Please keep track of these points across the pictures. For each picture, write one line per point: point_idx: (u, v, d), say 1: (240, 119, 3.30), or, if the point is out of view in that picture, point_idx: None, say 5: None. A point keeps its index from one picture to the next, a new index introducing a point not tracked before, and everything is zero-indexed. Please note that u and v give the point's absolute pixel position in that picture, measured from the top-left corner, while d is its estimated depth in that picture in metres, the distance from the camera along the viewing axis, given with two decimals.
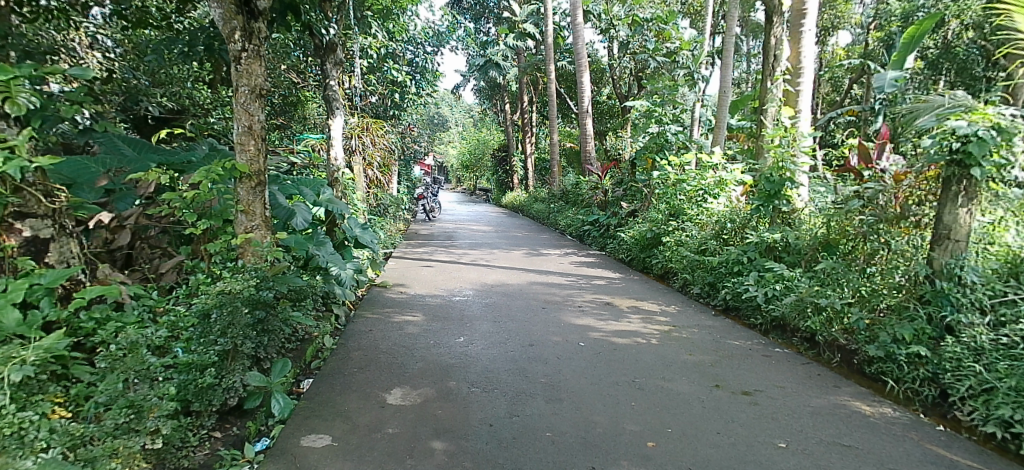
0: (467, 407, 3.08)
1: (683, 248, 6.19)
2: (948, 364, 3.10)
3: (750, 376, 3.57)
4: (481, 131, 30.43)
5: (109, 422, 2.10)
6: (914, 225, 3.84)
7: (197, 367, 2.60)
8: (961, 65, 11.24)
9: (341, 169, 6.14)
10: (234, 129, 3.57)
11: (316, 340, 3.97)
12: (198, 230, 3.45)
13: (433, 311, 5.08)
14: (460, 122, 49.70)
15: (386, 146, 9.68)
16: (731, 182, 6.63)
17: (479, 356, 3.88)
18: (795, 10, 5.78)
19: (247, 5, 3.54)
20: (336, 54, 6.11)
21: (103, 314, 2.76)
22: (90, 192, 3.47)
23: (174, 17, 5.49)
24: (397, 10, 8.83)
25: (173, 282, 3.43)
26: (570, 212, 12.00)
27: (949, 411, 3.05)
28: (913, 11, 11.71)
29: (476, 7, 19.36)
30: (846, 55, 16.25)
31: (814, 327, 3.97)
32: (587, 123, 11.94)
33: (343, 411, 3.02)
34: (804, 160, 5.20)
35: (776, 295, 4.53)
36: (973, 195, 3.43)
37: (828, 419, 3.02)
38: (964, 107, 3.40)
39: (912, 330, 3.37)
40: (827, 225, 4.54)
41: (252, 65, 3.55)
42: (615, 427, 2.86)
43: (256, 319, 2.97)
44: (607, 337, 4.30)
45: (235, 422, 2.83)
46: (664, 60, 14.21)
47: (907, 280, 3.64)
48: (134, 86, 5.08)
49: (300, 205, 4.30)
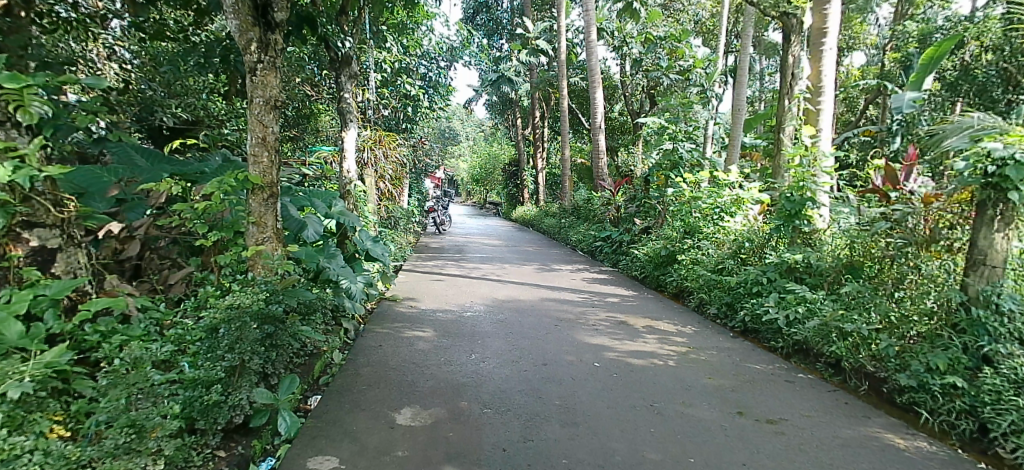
0: (481, 430, 2.96)
1: (700, 267, 6.04)
2: (986, 397, 2.95)
3: (775, 404, 3.42)
4: (493, 147, 30.65)
5: (109, 443, 2.01)
6: (945, 249, 3.71)
7: (203, 383, 2.52)
8: (980, 87, 10.77)
9: (354, 181, 6.07)
10: (247, 140, 3.52)
11: (324, 355, 3.88)
12: (209, 241, 3.35)
13: (443, 326, 4.99)
14: (471, 135, 49.76)
15: (399, 159, 9.67)
16: (748, 200, 6.42)
17: (491, 375, 3.77)
18: (816, 29, 5.67)
19: (264, 16, 3.53)
20: (350, 67, 6.04)
21: (109, 326, 2.66)
22: (101, 201, 3.43)
23: (192, 30, 5.56)
24: (412, 25, 8.85)
25: (181, 294, 3.32)
26: (582, 227, 11.91)
27: (989, 447, 2.90)
28: (931, 32, 11.79)
29: (489, 24, 19.58)
30: (861, 76, 16.08)
31: (839, 352, 3.82)
32: (599, 138, 11.84)
33: (351, 432, 2.91)
34: (826, 179, 5.06)
35: (798, 318, 4.39)
36: (1009, 220, 3.27)
37: (859, 452, 2.87)
38: (997, 129, 3.32)
39: (946, 359, 3.22)
40: (850, 246, 4.42)
41: (267, 77, 3.51)
42: (636, 455, 2.73)
43: (264, 333, 2.90)
44: (623, 358, 4.17)
45: (240, 440, 2.69)
46: (677, 78, 14.05)
47: (939, 306, 3.48)
48: (150, 96, 5.11)
49: (311, 217, 4.24)
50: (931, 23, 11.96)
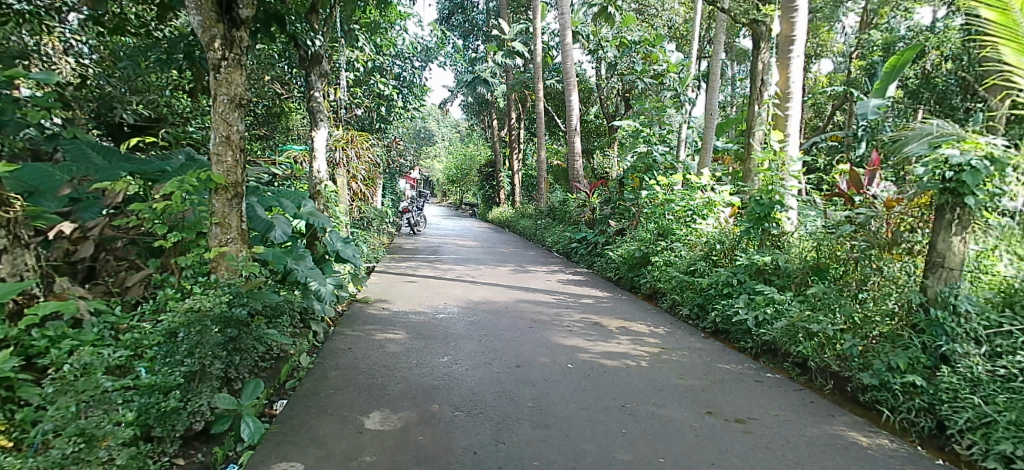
0: (451, 433, 2.93)
1: (672, 268, 6.11)
2: (944, 395, 3.04)
3: (744, 403, 3.46)
4: (469, 148, 30.57)
5: (55, 453, 1.92)
6: (906, 251, 3.79)
7: (160, 389, 2.43)
8: (941, 95, 11.27)
9: (325, 182, 5.96)
10: (211, 139, 3.42)
11: (292, 359, 3.80)
12: (169, 242, 3.24)
13: (416, 328, 4.94)
14: (448, 136, 49.63)
15: (372, 159, 9.55)
16: (719, 203, 6.52)
17: (464, 377, 3.75)
18: (783, 37, 5.70)
19: (229, 13, 3.44)
20: (321, 66, 5.95)
21: (58, 331, 2.55)
22: (52, 201, 3.37)
23: (155, 26, 5.40)
24: (385, 24, 8.76)
25: (139, 297, 3.20)
26: (557, 228, 11.96)
27: (947, 444, 2.98)
28: (894, 42, 12.20)
29: (465, 25, 19.51)
30: (828, 83, 16.50)
31: (806, 352, 3.90)
32: (574, 141, 11.89)
33: (317, 437, 2.84)
34: (793, 183, 5.14)
35: (766, 319, 4.46)
36: (966, 224, 3.38)
37: (824, 450, 2.92)
38: (954, 135, 3.37)
39: (906, 358, 3.30)
40: (817, 249, 4.51)
41: (232, 74, 3.42)
42: (608, 456, 2.74)
43: (227, 337, 2.82)
44: (596, 359, 4.18)
45: (200, 447, 2.64)
46: (651, 82, 14.20)
47: (901, 307, 3.57)
48: (108, 92, 4.83)
49: (279, 217, 4.14)
50: (894, 33, 12.37)
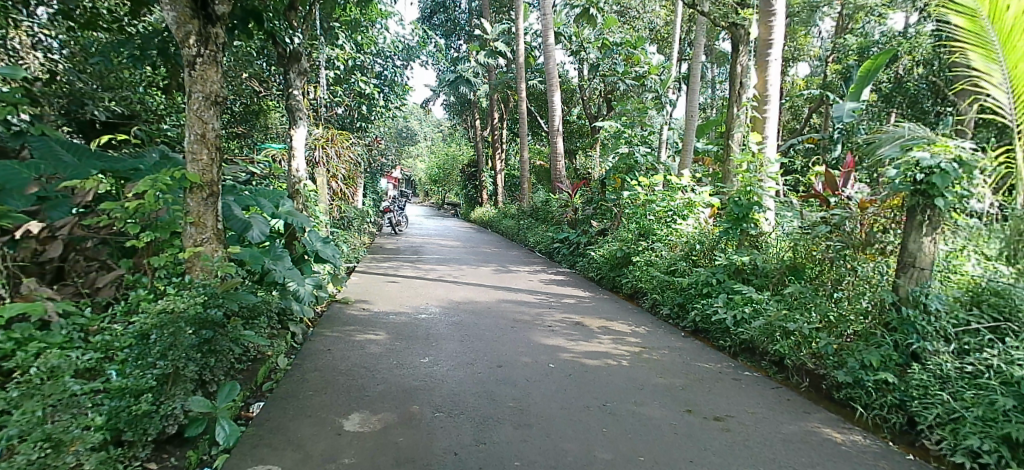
0: (431, 434, 2.92)
1: (653, 268, 6.16)
2: (915, 392, 3.11)
3: (722, 402, 3.50)
4: (452, 148, 30.45)
5: (20, 458, 1.87)
6: (879, 251, 3.89)
7: (132, 392, 2.37)
8: (912, 99, 11.54)
9: (304, 181, 5.88)
10: (185, 137, 3.36)
11: (269, 360, 3.75)
12: (142, 242, 3.17)
13: (397, 328, 4.90)
14: (430, 136, 49.41)
15: (353, 158, 9.45)
16: (699, 204, 6.58)
17: (445, 377, 3.73)
18: (761, 40, 5.79)
19: (205, 8, 3.37)
20: (300, 63, 5.88)
21: (24, 333, 2.49)
22: (18, 200, 3.27)
23: (128, 21, 5.27)
24: (365, 23, 8.69)
25: (110, 298, 3.13)
26: (540, 228, 11.98)
27: (917, 439, 3.05)
28: (868, 46, 12.46)
29: (448, 24, 19.44)
30: (805, 86, 16.79)
31: (782, 351, 3.96)
32: (556, 141, 11.89)
33: (294, 439, 2.81)
34: (771, 184, 5.22)
35: (744, 318, 4.52)
36: (936, 224, 3.47)
37: (800, 447, 2.97)
38: (925, 138, 3.49)
39: (879, 356, 3.37)
40: (793, 249, 4.59)
41: (207, 71, 3.37)
42: (587, 455, 2.75)
43: (201, 339, 2.77)
44: (577, 358, 4.20)
45: (173, 451, 2.58)
46: (633, 83, 14.30)
47: (874, 306, 3.66)
48: (78, 89, 4.70)
49: (257, 217, 4.07)
50: (868, 38, 12.64)
